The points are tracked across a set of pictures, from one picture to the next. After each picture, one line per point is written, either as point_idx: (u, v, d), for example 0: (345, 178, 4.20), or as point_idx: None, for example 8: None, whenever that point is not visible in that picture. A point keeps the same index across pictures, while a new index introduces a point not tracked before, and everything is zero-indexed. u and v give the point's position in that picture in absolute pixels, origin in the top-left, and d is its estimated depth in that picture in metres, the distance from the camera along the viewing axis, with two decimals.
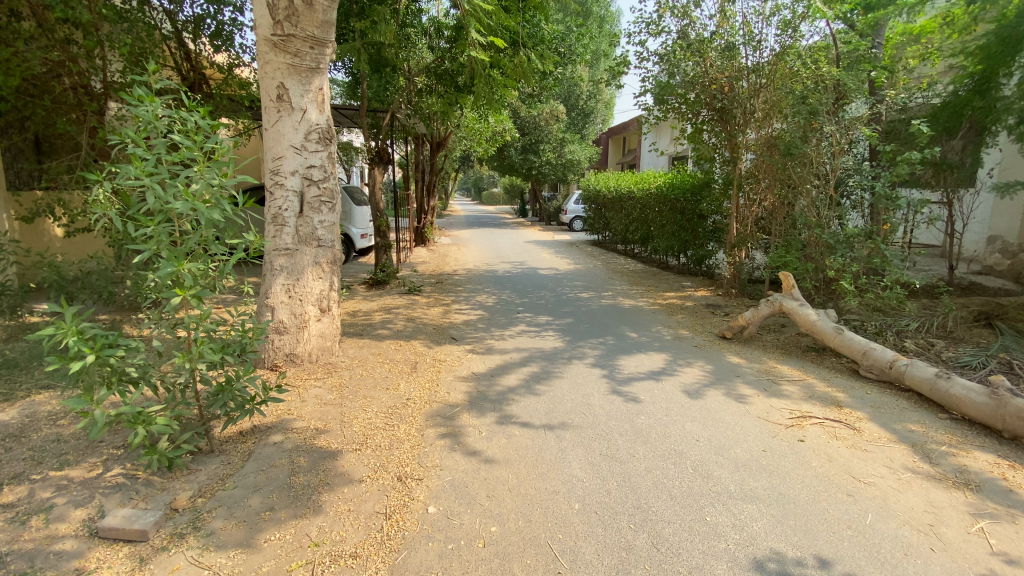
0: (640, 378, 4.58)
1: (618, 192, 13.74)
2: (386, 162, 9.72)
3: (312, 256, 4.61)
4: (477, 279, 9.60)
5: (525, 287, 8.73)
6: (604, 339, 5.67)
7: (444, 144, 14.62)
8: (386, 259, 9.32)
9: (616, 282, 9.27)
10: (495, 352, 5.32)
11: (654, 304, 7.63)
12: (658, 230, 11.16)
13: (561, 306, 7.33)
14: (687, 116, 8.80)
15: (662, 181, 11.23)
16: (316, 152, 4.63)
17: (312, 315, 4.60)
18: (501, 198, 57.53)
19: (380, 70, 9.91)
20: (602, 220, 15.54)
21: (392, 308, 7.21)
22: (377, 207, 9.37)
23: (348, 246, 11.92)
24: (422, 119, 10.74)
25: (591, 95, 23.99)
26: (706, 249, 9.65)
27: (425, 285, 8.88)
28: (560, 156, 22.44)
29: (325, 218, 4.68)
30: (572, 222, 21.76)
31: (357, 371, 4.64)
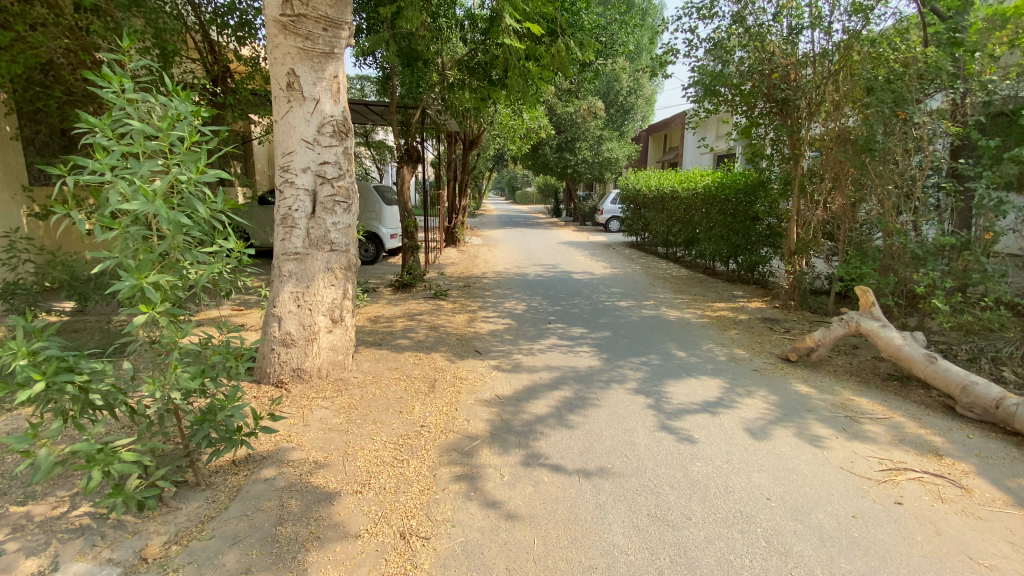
0: (691, 409, 3.94)
1: (660, 192, 12.95)
2: (416, 160, 9.26)
3: (324, 261, 4.16)
4: (508, 283, 9.06)
5: (558, 293, 8.14)
6: (646, 359, 5.04)
7: (478, 142, 14.18)
8: (413, 260, 8.90)
9: (658, 290, 8.57)
10: (523, 369, 4.77)
11: (702, 317, 6.91)
12: (705, 233, 10.36)
13: (598, 316, 6.71)
14: (742, 109, 8.02)
15: (710, 180, 10.42)
16: (330, 145, 4.18)
17: (323, 325, 4.15)
18: (536, 198, 56.97)
19: (413, 64, 9.48)
20: (641, 222, 14.75)
21: (417, 315, 6.76)
22: (405, 206, 8.96)
23: (377, 246, 11.63)
24: (454, 115, 10.28)
25: (631, 90, 23.10)
26: (760, 255, 8.81)
27: (453, 289, 8.43)
28: (597, 155, 21.68)
29: (338, 220, 4.23)
30: (609, 222, 20.95)
31: (371, 390, 4.17)
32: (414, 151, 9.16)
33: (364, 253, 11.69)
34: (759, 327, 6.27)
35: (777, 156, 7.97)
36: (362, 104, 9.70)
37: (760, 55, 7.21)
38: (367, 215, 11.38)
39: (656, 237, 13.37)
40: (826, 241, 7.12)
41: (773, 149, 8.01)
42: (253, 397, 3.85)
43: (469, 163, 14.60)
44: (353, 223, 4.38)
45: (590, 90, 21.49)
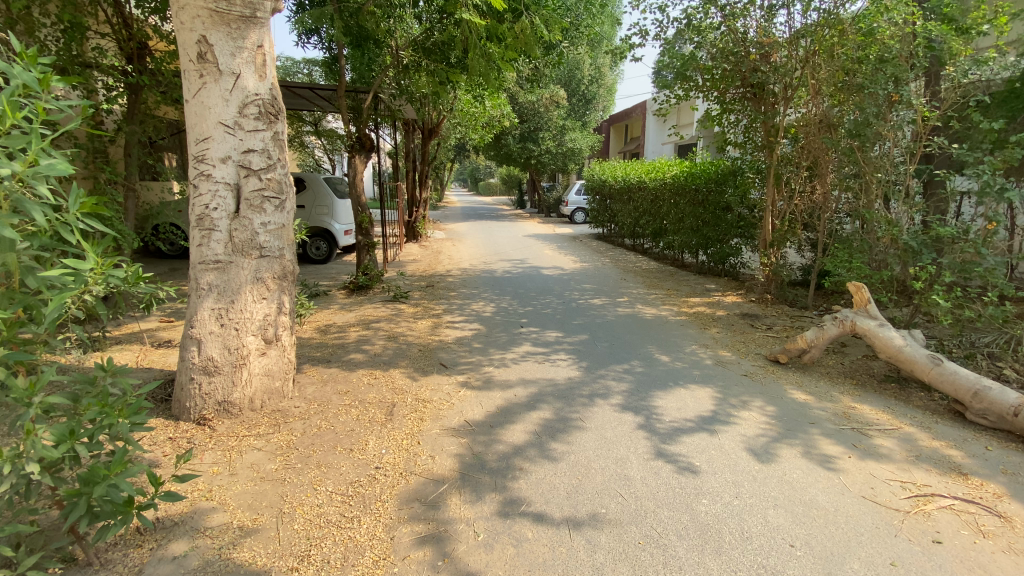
0: (687, 428, 3.49)
1: (626, 182, 12.56)
2: (369, 150, 8.48)
3: (252, 269, 3.48)
4: (473, 282, 8.46)
5: (527, 292, 7.61)
6: (630, 367, 4.57)
7: (436, 131, 13.43)
8: (368, 260, 8.17)
9: (631, 285, 8.15)
10: (495, 386, 4.21)
11: (681, 314, 6.51)
12: (673, 225, 9.97)
13: (572, 317, 6.21)
14: (714, 94, 7.65)
15: (679, 170, 10.07)
16: (256, 131, 3.48)
17: (254, 347, 3.47)
18: (497, 189, 56.31)
19: (363, 44, 8.63)
20: (608, 213, 14.38)
21: (373, 322, 6.07)
22: (358, 201, 8.19)
23: (330, 243, 10.79)
24: (409, 101, 9.53)
25: (593, 79, 22.72)
26: (730, 247, 8.50)
27: (413, 290, 7.77)
28: (560, 145, 21.24)
29: (269, 220, 3.54)
30: (574, 214, 20.57)
31: (316, 422, 3.52)
32: (367, 140, 8.36)
33: (315, 251, 10.82)
34: (741, 325, 5.94)
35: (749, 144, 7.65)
36: (307, 88, 8.82)
37: (736, 35, 6.82)
38: (317, 210, 10.53)
39: (623, 229, 13.01)
40: (803, 232, 6.85)
41: (746, 136, 7.69)
42: (167, 441, 3.15)
43: (428, 154, 13.83)
44: (289, 223, 3.70)
45: (551, 78, 20.96)
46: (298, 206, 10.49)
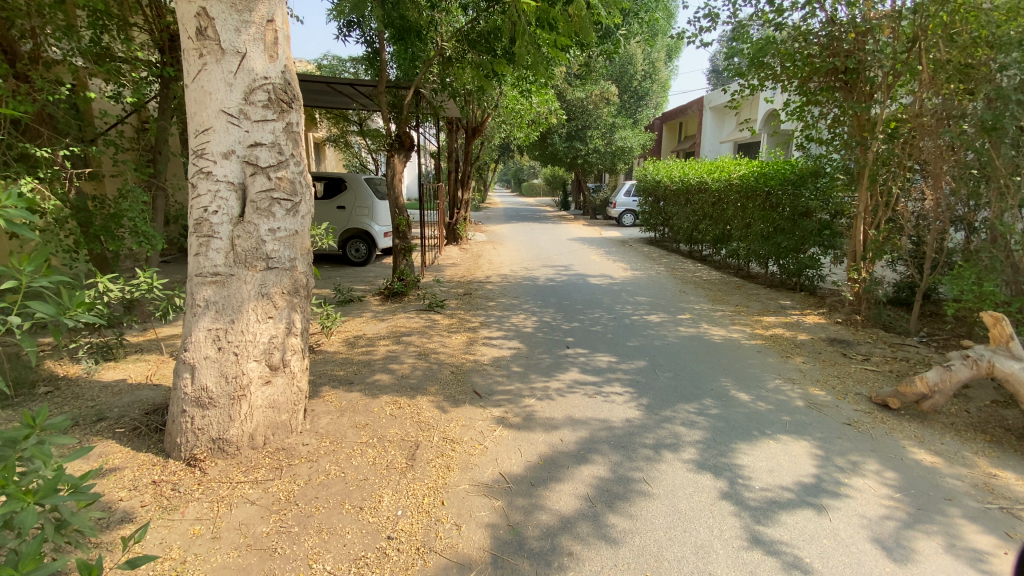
0: (785, 502, 2.71)
1: (685, 183, 11.59)
2: (409, 149, 7.98)
3: (257, 283, 2.94)
4: (514, 290, 7.83)
5: (574, 303, 6.91)
6: (700, 408, 3.80)
7: (480, 130, 12.91)
8: (404, 265, 7.71)
9: (691, 299, 7.31)
10: (536, 424, 3.54)
11: (754, 337, 5.64)
12: (742, 231, 9.11)
13: (626, 338, 5.46)
14: (796, 84, 6.71)
15: (747, 170, 9.09)
16: (265, 119, 2.96)
17: (257, 375, 2.95)
18: (541, 189, 55.68)
19: (405, 37, 7.82)
20: (662, 216, 13.42)
21: (405, 334, 5.54)
22: (395, 202, 7.71)
23: (369, 245, 10.45)
24: (452, 96, 8.98)
25: (646, 75, 21.67)
26: (808, 257, 7.54)
27: (450, 298, 7.22)
28: (609, 144, 20.34)
29: (278, 226, 3.01)
30: (623, 216, 19.60)
31: (325, 466, 2.97)
32: (406, 138, 7.86)
33: (355, 253, 10.50)
34: (831, 355, 5.01)
35: (836, 141, 6.66)
36: (348, 84, 8.42)
37: (825, 15, 5.88)
38: (357, 211, 10.19)
39: (680, 233, 12.04)
40: (903, 243, 5.83)
41: (832, 132, 6.70)
42: (151, 489, 2.69)
43: (472, 153, 13.36)
44: (303, 228, 3.15)
45: (602, 74, 20.08)
46: (338, 207, 10.19)
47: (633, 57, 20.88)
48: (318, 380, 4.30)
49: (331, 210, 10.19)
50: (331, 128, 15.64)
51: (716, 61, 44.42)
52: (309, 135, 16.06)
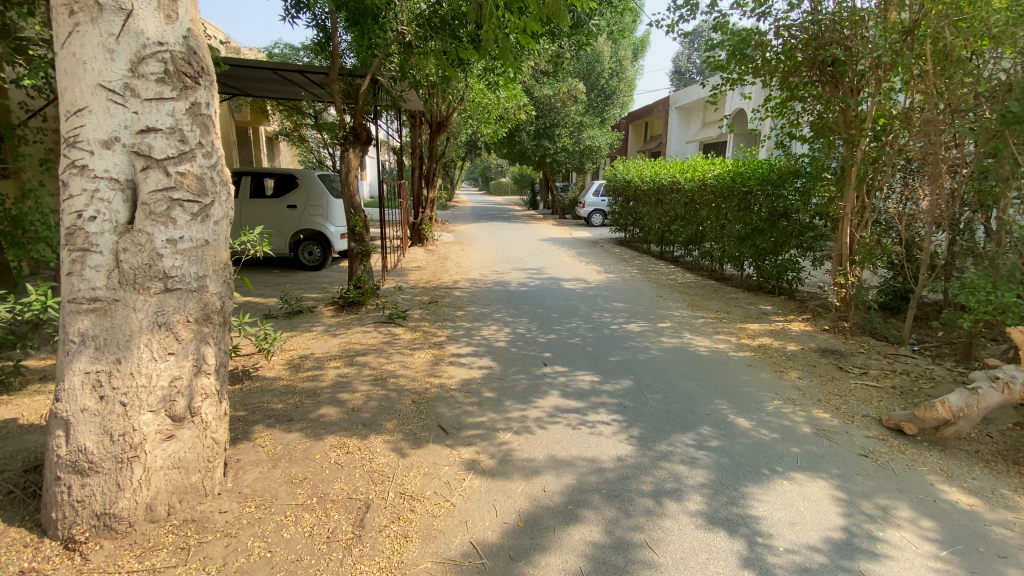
0: (818, 569, 2.25)
1: (656, 182, 11.23)
2: (366, 144, 7.27)
3: (152, 310, 2.25)
4: (483, 297, 7.24)
5: (548, 312, 6.37)
6: (700, 439, 3.32)
7: (445, 125, 12.26)
8: (361, 270, 6.99)
9: (671, 305, 6.89)
10: (513, 468, 2.97)
11: (743, 348, 5.24)
12: (717, 232, 8.79)
13: (608, 351, 4.96)
14: (780, 79, 6.38)
15: (721, 169, 8.76)
16: (161, 98, 2.27)
17: (154, 429, 2.26)
18: (507, 188, 55.17)
19: (361, 21, 7.36)
20: (632, 217, 13.10)
21: (361, 353, 4.88)
22: (351, 202, 7.00)
23: (324, 247, 9.67)
24: (413, 86, 8.26)
25: (613, 73, 21.45)
26: (787, 260, 7.28)
27: (413, 308, 6.57)
28: (577, 143, 19.98)
29: (181, 235, 2.34)
30: (591, 216, 19.26)
31: (247, 542, 2.31)
32: (363, 132, 7.15)
33: (309, 256, 9.70)
34: (827, 368, 4.65)
35: (821, 139, 6.33)
36: (297, 72, 7.63)
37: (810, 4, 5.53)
38: (310, 210, 9.40)
39: (651, 234, 11.71)
40: (891, 246, 5.55)
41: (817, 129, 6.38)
42: None
43: (435, 150, 12.68)
44: (216, 237, 2.50)
45: (569, 71, 19.71)
46: (288, 205, 9.39)
47: (600, 55, 20.60)
48: (251, 415, 3.60)
49: (281, 209, 9.39)
50: (284, 122, 14.66)
51: (678, 63, 44.91)
52: (261, 129, 15.03)
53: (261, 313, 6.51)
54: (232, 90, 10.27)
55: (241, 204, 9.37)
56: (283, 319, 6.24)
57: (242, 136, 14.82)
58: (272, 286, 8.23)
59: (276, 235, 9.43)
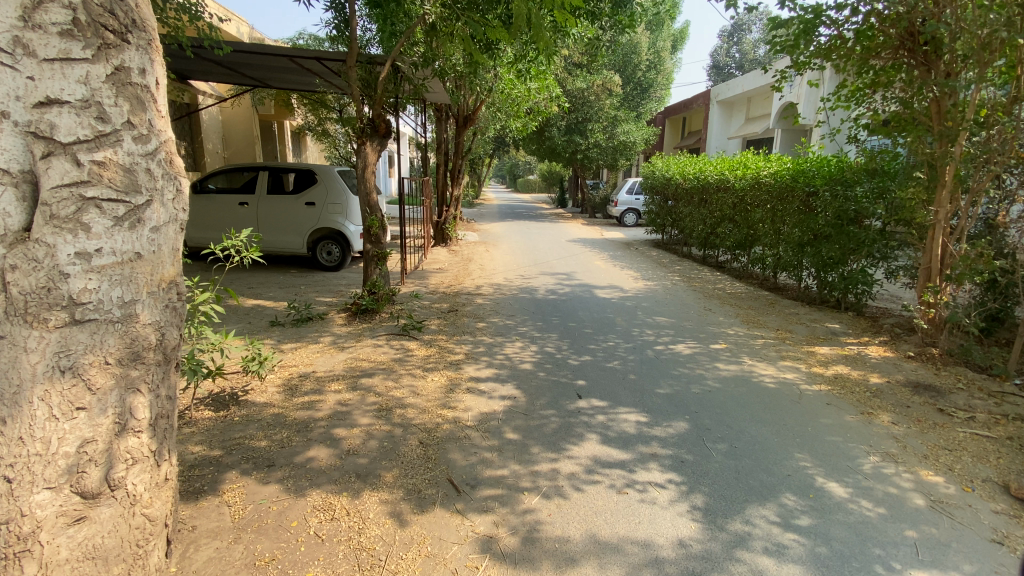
0: None
1: (700, 181, 10.32)
2: (385, 137, 6.64)
3: (51, 350, 1.65)
4: (509, 306, 6.54)
5: (581, 327, 5.63)
6: (784, 514, 2.55)
7: (472, 118, 11.61)
8: (376, 274, 6.38)
9: (721, 321, 6.06)
10: (542, 553, 2.28)
11: (817, 380, 4.40)
12: (772, 237, 7.89)
13: (654, 380, 4.21)
14: (860, 61, 5.45)
15: (778, 167, 7.84)
16: (69, 59, 1.67)
17: (53, 511, 1.67)
18: (537, 184, 54.38)
19: (383, 5, 6.87)
20: (671, 217, 12.21)
21: (367, 373, 4.25)
22: (367, 200, 6.40)
23: (343, 246, 9.14)
24: (439, 74, 7.55)
25: (650, 65, 20.41)
26: (858, 270, 6.38)
27: (431, 317, 5.93)
28: (611, 138, 19.10)
29: (100, 245, 1.73)
30: (624, 215, 18.33)
31: None
32: (381, 124, 6.52)
33: (327, 256, 9.21)
34: (923, 410, 3.76)
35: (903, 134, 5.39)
36: (314, 59, 7.06)
37: None
38: (328, 208, 8.88)
39: (693, 237, 10.82)
40: (1001, 260, 4.62)
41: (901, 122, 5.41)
42: None
43: (463, 146, 12.05)
44: (153, 249, 1.88)
45: (605, 63, 18.79)
46: (306, 203, 8.91)
47: (637, 46, 19.62)
48: (227, 457, 3.01)
49: (298, 206, 8.92)
50: (310, 116, 14.30)
51: (716, 57, 43.23)
52: (286, 123, 14.72)
53: (267, 319, 5.98)
54: (252, 79, 9.83)
55: (259, 200, 8.99)
56: (290, 327, 5.69)
57: (267, 130, 14.58)
58: (284, 287, 7.74)
59: (293, 234, 8.99)
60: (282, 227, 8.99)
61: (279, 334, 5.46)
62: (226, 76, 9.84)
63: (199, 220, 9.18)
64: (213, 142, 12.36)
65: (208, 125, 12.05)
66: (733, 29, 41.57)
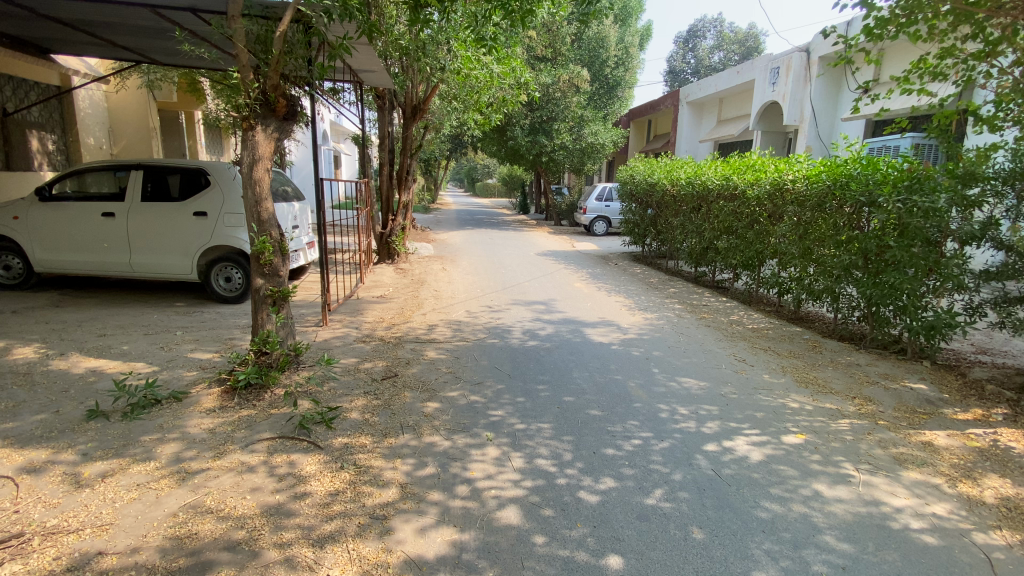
0: None
1: (695, 186, 8.63)
2: (286, 121, 4.59)
3: None
4: (471, 365, 4.54)
5: (583, 405, 3.69)
6: None
7: (422, 108, 9.53)
8: (271, 324, 4.26)
9: (772, 386, 4.27)
10: None
11: (985, 516, 2.67)
12: (797, 257, 6.27)
13: (739, 545, 2.35)
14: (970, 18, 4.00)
15: (808, 171, 6.22)
16: None
17: None
18: (495, 190, 52.66)
19: None
20: (654, 228, 10.56)
21: (203, 566, 2.19)
22: (257, 211, 4.30)
23: (247, 271, 6.86)
24: (369, 35, 5.50)
25: (618, 61, 18.83)
26: (939, 308, 4.79)
27: (352, 393, 3.86)
28: (578, 140, 17.49)
29: None
30: (593, 223, 16.71)
31: None
32: (282, 102, 4.47)
33: (225, 282, 6.90)
34: None
35: None
36: (184, 10, 4.93)
37: None
38: (224, 220, 6.67)
39: (684, 253, 9.15)
40: None
41: None
42: None
43: (413, 142, 10.01)
44: None
45: (570, 56, 17.08)
46: (196, 213, 6.67)
47: (606, 39, 18.04)
48: None
49: (183, 217, 6.67)
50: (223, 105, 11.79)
51: (673, 63, 42.63)
52: (196, 114, 12.21)
53: (86, 407, 3.74)
54: (127, 50, 7.49)
55: (131, 209, 6.68)
56: (116, 425, 3.49)
57: (172, 122, 12.02)
58: (151, 335, 5.47)
59: (177, 254, 6.73)
60: (161, 245, 6.72)
61: (90, 443, 3.26)
62: (91, 45, 7.45)
63: (50, 238, 6.78)
64: (96, 136, 9.84)
65: (85, 113, 9.49)
66: (690, 36, 41.31)
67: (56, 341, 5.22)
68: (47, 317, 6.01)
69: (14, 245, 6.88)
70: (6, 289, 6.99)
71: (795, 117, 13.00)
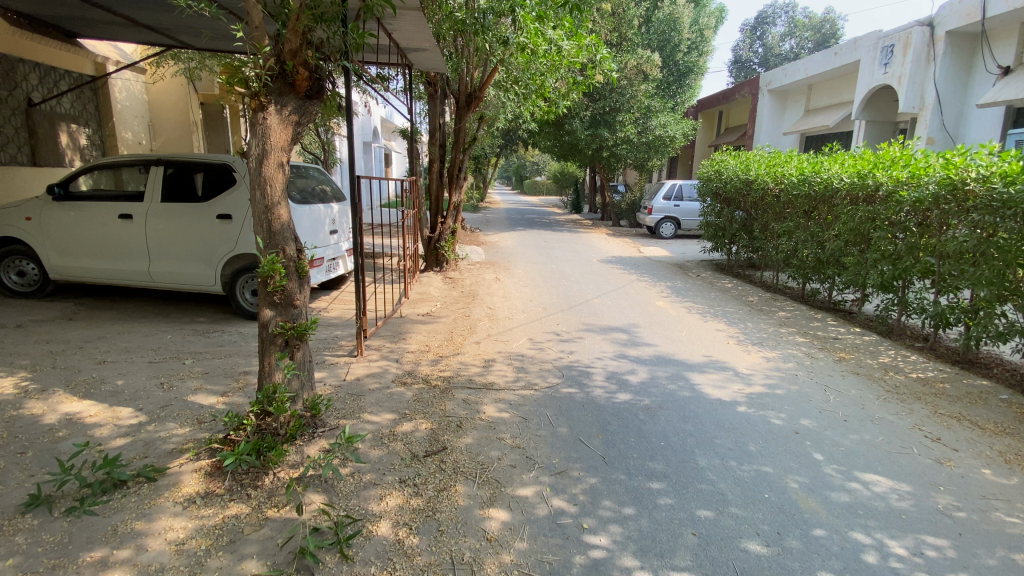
0: None
1: (811, 184, 7.02)
2: (309, 100, 3.49)
3: None
4: (547, 433, 3.28)
5: (732, 533, 2.37)
6: None
7: (477, 94, 8.34)
8: (280, 375, 3.14)
9: (1013, 497, 2.78)
10: None
11: None
12: (978, 282, 4.61)
13: None
14: None
15: (1005, 165, 4.51)
16: None
17: None
18: (544, 188, 51.28)
19: None
20: (747, 233, 8.95)
21: None
22: (265, 220, 3.21)
23: None
24: None
25: (691, 46, 17.07)
26: None
27: (383, 484, 2.70)
28: (644, 133, 15.91)
29: None
30: (659, 225, 15.10)
31: None
32: (303, 74, 3.35)
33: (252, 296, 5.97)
34: None
35: None
36: None
37: None
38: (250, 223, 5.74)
39: (790, 265, 7.54)
40: None
41: None
42: None
43: (466, 135, 8.84)
44: None
45: (637, 40, 15.51)
46: (219, 216, 5.77)
47: (678, 21, 16.29)
48: None
49: (205, 219, 5.78)
50: None
51: (738, 53, 39.60)
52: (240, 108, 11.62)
53: (32, 485, 2.76)
54: (155, 31, 6.70)
55: (149, 211, 5.86)
56: (59, 522, 2.48)
57: (217, 116, 11.47)
58: (156, 363, 4.56)
59: (199, 262, 5.85)
60: (182, 252, 5.86)
61: (8, 560, 2.23)
62: (117, 25, 6.68)
63: (65, 241, 6.07)
64: (133, 130, 9.31)
65: (121, 106, 8.94)
66: (757, 22, 38.38)
67: (48, 369, 4.38)
68: (51, 334, 5.22)
69: (28, 247, 6.23)
70: (22, 296, 6.36)
71: (912, 104, 10.86)
